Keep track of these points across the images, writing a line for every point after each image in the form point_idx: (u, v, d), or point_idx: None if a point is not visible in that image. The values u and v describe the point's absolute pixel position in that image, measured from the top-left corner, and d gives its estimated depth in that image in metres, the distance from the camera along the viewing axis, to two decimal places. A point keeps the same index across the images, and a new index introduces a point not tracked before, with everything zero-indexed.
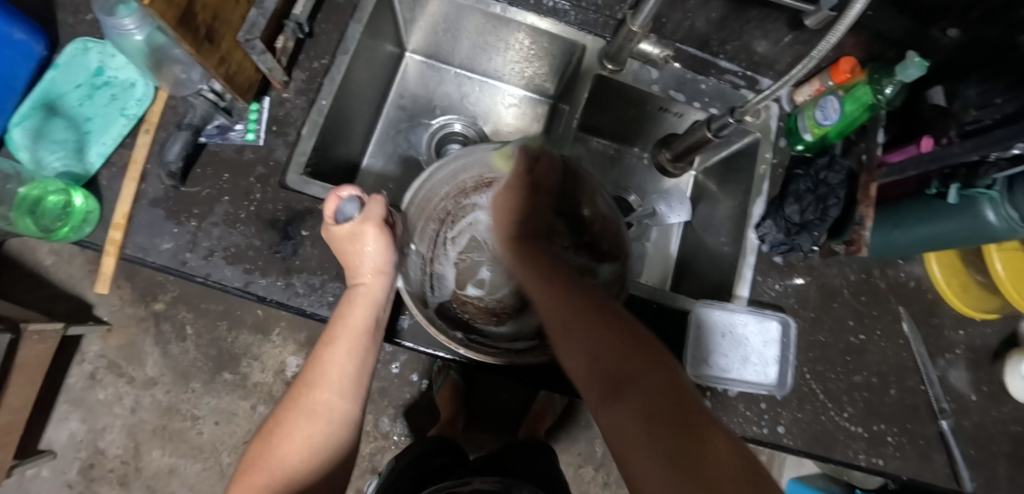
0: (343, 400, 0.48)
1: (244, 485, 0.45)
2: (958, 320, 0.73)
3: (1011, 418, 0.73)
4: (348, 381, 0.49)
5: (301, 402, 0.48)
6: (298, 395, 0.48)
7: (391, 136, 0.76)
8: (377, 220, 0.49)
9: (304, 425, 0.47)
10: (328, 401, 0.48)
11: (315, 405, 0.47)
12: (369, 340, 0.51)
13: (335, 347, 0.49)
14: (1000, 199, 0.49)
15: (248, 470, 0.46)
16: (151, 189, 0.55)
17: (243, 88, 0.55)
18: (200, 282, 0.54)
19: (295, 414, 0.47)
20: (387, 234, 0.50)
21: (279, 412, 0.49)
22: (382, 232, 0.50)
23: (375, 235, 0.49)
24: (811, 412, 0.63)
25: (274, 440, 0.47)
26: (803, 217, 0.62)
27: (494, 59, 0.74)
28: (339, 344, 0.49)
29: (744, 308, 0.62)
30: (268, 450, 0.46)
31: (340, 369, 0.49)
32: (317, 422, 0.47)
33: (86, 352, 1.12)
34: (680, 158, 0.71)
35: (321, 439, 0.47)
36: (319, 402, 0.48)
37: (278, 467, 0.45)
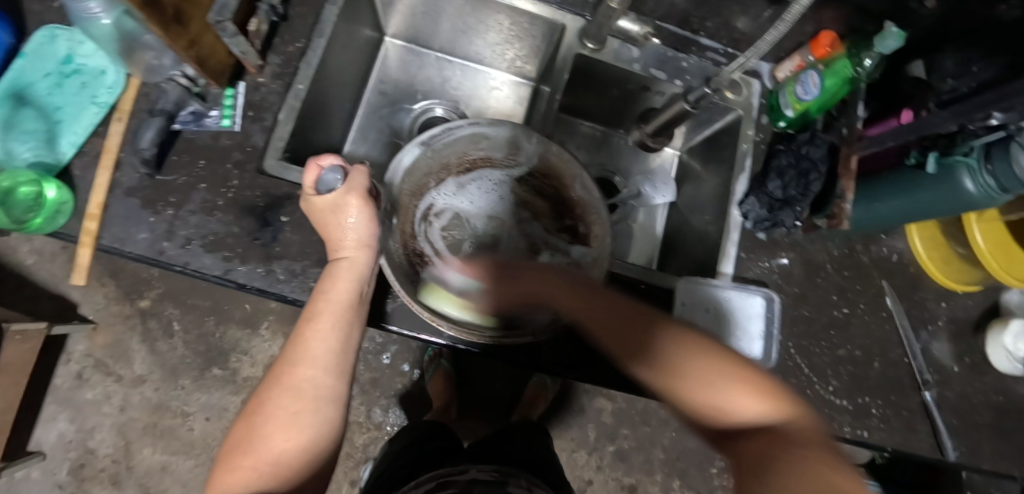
0: (330, 378, 0.47)
1: (231, 465, 0.44)
2: (941, 293, 0.74)
3: (993, 388, 0.74)
4: (332, 358, 0.48)
5: (286, 380, 0.46)
6: (279, 374, 0.47)
7: (373, 122, 0.75)
8: (362, 190, 0.48)
9: (290, 404, 0.46)
10: (313, 378, 0.46)
11: (299, 384, 0.46)
12: (354, 315, 0.50)
13: (318, 324, 0.48)
14: (978, 166, 0.49)
15: (232, 453, 0.45)
16: (126, 179, 0.54)
17: (216, 72, 0.54)
18: (179, 270, 0.53)
19: (279, 393, 0.46)
20: (372, 208, 0.49)
21: (262, 391, 0.47)
22: (367, 203, 0.49)
23: (359, 206, 0.48)
24: (797, 386, 0.64)
25: (258, 420, 0.46)
26: (785, 193, 0.62)
27: (474, 42, 0.73)
28: (324, 320, 0.48)
29: (728, 285, 0.62)
30: (252, 430, 0.45)
31: (325, 345, 0.48)
32: (302, 402, 0.46)
33: (72, 351, 1.10)
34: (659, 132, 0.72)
35: (310, 414, 0.46)
36: (304, 380, 0.46)
37: (264, 448, 0.44)
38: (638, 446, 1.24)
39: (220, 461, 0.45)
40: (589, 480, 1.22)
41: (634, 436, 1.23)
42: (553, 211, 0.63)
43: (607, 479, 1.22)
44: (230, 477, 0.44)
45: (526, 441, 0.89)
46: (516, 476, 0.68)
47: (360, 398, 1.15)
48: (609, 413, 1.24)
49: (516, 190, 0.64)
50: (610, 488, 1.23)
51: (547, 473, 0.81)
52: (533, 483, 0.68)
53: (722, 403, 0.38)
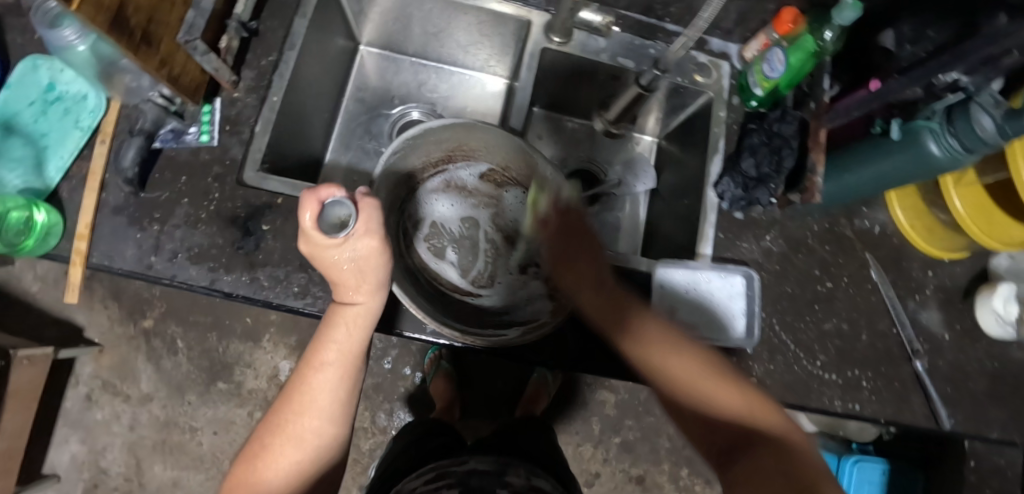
0: (333, 426, 0.50)
1: None
2: (927, 262, 0.74)
3: (986, 354, 0.74)
4: (335, 406, 0.50)
5: (288, 429, 0.48)
6: (282, 421, 0.49)
7: (354, 130, 0.77)
8: (379, 231, 0.47)
9: (292, 452, 0.48)
10: (316, 428, 0.49)
11: (303, 434, 0.48)
12: (358, 366, 0.51)
13: (325, 373, 0.49)
14: (942, 129, 0.49)
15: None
16: (112, 198, 0.56)
17: (190, 89, 0.55)
18: (167, 283, 0.55)
19: (281, 441, 0.48)
20: (385, 244, 0.49)
21: (263, 435, 0.49)
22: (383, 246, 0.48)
23: (375, 246, 0.47)
24: (783, 362, 0.64)
25: (260, 463, 0.48)
26: (759, 171, 0.63)
27: (446, 45, 0.75)
28: (330, 370, 0.49)
29: (707, 266, 0.63)
30: (254, 472, 0.48)
31: (329, 396, 0.49)
32: (306, 450, 0.48)
33: (80, 374, 1.12)
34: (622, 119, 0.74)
35: (310, 463, 0.49)
36: (309, 430, 0.49)
37: (267, 490, 0.46)
38: (643, 436, 1.24)
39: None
40: (595, 472, 1.22)
41: (639, 426, 1.23)
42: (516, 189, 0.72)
43: (614, 471, 1.23)
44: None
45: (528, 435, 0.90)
46: (515, 466, 0.69)
47: (364, 403, 1.17)
48: (612, 404, 1.24)
49: (487, 177, 0.72)
50: (617, 479, 1.23)
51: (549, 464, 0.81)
52: (532, 472, 0.68)
53: (722, 415, 0.39)
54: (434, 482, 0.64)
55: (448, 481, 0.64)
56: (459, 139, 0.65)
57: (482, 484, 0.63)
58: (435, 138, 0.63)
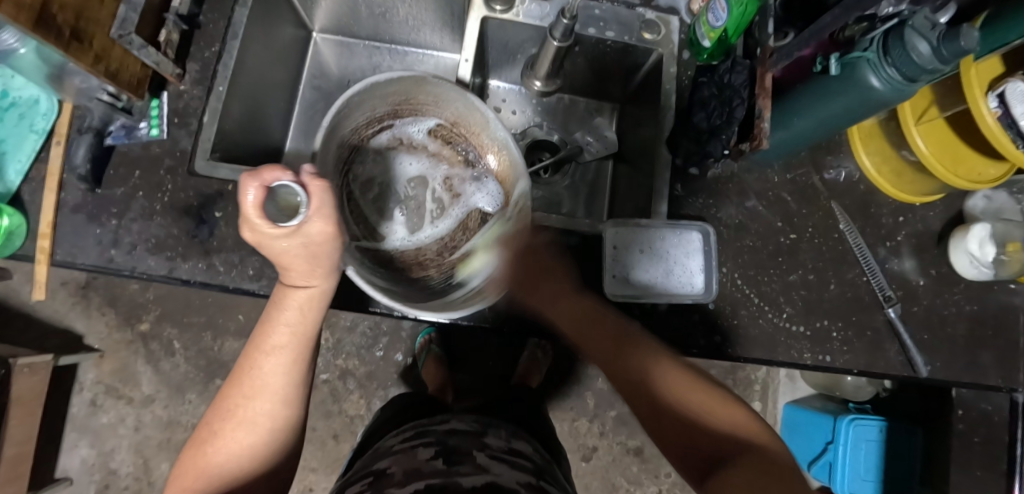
0: (287, 408, 0.48)
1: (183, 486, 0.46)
2: (896, 208, 0.73)
3: (964, 297, 0.73)
4: (288, 389, 0.48)
5: (239, 414, 0.47)
6: (231, 405, 0.47)
7: (312, 118, 0.77)
8: (334, 215, 0.43)
9: (245, 436, 0.47)
10: (269, 412, 0.47)
11: (256, 417, 0.47)
12: (309, 352, 0.50)
13: (275, 357, 0.47)
14: (878, 59, 0.48)
15: (183, 477, 0.46)
16: (70, 197, 0.58)
17: (132, 84, 0.56)
18: (129, 275, 0.57)
19: (231, 424, 0.47)
20: (341, 231, 0.45)
21: (212, 419, 0.47)
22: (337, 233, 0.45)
23: (327, 231, 0.43)
24: (747, 316, 0.64)
25: (209, 448, 0.46)
26: (711, 123, 0.62)
27: (395, 24, 0.75)
28: (281, 354, 0.47)
29: (661, 223, 0.62)
30: (203, 456, 0.46)
31: (282, 380, 0.48)
32: (258, 433, 0.47)
33: (83, 380, 1.16)
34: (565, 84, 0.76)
35: (263, 446, 0.47)
36: (261, 414, 0.47)
37: (215, 473, 0.45)
38: None
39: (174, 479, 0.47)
40: (593, 447, 1.23)
41: None
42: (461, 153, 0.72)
43: (612, 444, 1.24)
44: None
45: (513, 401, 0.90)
46: (495, 427, 0.69)
47: (359, 392, 1.19)
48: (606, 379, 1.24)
49: (434, 134, 0.71)
50: (615, 452, 1.24)
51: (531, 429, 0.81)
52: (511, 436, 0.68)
53: (697, 409, 0.47)
54: (412, 439, 0.62)
55: (427, 439, 0.61)
56: (407, 92, 0.64)
57: (460, 443, 0.60)
58: (386, 89, 0.62)
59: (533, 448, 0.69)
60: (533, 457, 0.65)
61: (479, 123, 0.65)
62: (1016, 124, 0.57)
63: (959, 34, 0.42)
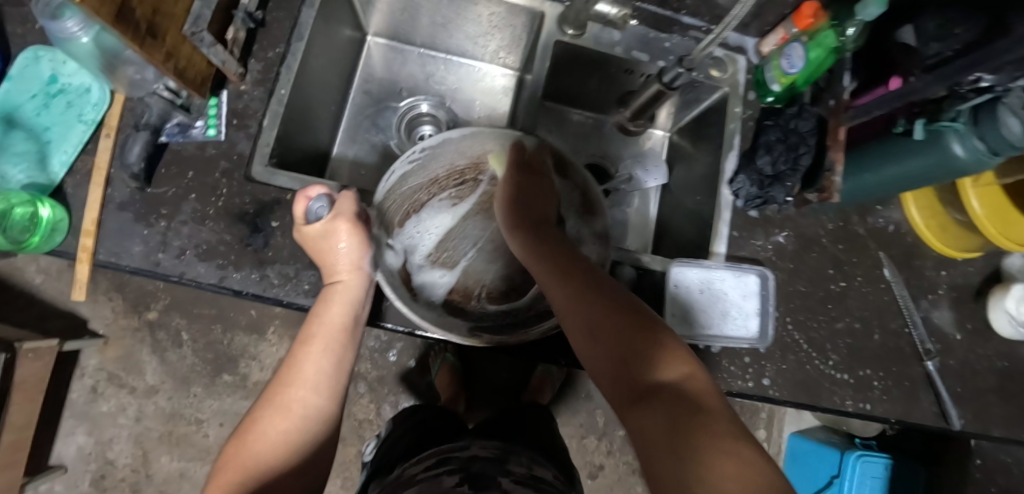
0: (320, 396, 0.47)
1: (217, 485, 0.42)
2: (940, 262, 0.73)
3: (997, 353, 0.72)
4: (325, 378, 0.48)
5: (276, 401, 0.46)
6: (272, 395, 0.46)
7: (360, 123, 0.75)
8: (350, 216, 0.51)
9: (280, 425, 0.45)
10: (304, 399, 0.46)
11: (291, 404, 0.46)
12: (347, 336, 0.50)
13: (312, 343, 0.48)
14: (966, 130, 0.48)
15: (220, 473, 0.43)
16: (118, 194, 0.55)
17: (196, 82, 0.54)
18: (175, 281, 0.54)
19: (269, 414, 0.45)
20: (361, 232, 0.52)
21: (253, 412, 0.46)
22: (354, 228, 0.51)
23: (349, 230, 0.50)
24: (795, 361, 0.64)
25: (248, 439, 0.44)
26: (775, 168, 0.62)
27: (455, 35, 0.74)
28: (318, 339, 0.49)
29: (721, 265, 0.63)
30: (242, 449, 0.44)
31: (317, 366, 0.48)
32: (292, 421, 0.45)
33: (85, 366, 1.12)
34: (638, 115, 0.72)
35: (299, 437, 0.45)
36: (296, 400, 0.46)
37: (254, 464, 0.42)
38: None
39: (208, 486, 0.43)
40: (600, 464, 1.21)
41: None
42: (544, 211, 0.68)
43: (618, 463, 1.21)
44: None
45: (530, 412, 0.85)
46: (515, 452, 0.63)
47: (369, 395, 1.16)
48: None
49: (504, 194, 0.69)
50: (620, 471, 1.21)
51: (555, 448, 0.76)
52: (533, 461, 0.63)
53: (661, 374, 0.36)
54: (435, 468, 0.58)
55: (450, 467, 0.58)
56: (482, 143, 0.65)
57: (484, 469, 0.57)
58: (459, 145, 0.64)
59: (555, 473, 0.63)
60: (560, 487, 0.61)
61: (562, 162, 0.63)
62: None
63: None
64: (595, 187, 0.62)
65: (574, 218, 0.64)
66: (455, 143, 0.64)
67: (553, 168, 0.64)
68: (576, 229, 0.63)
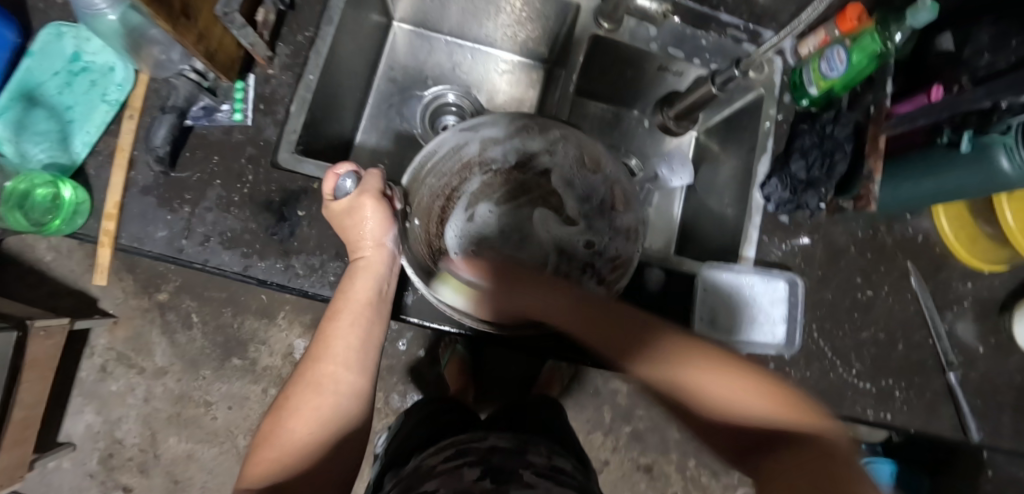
0: (350, 372, 0.47)
1: (257, 459, 0.43)
2: (967, 273, 0.71)
3: (1016, 368, 0.71)
4: (354, 354, 0.48)
5: (307, 376, 0.46)
6: (304, 371, 0.47)
7: (384, 111, 0.74)
8: (374, 191, 0.49)
9: (313, 399, 0.45)
10: (334, 374, 0.46)
11: (321, 378, 0.46)
12: (373, 311, 0.51)
13: (340, 320, 0.49)
14: (1014, 143, 0.47)
15: (259, 447, 0.44)
16: (141, 177, 0.54)
17: (226, 66, 0.53)
18: (198, 268, 0.53)
19: (301, 389, 0.46)
20: (384, 207, 0.50)
21: (286, 389, 0.47)
22: (379, 203, 0.50)
23: (373, 207, 0.50)
24: (819, 369, 0.63)
25: (284, 414, 0.45)
26: (809, 174, 0.61)
27: (484, 24, 0.72)
28: (344, 316, 0.49)
29: (750, 270, 0.62)
30: (277, 424, 0.44)
31: (345, 342, 0.48)
32: (323, 394, 0.45)
33: (94, 345, 1.12)
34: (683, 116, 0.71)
35: (330, 412, 0.45)
36: (325, 374, 0.46)
37: (289, 438, 0.43)
38: (655, 427, 1.21)
39: (247, 460, 0.44)
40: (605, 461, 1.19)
41: (650, 417, 1.20)
42: (580, 198, 0.60)
43: (623, 459, 1.19)
44: (256, 467, 0.42)
45: (536, 405, 0.83)
46: (536, 444, 0.59)
47: (378, 384, 1.16)
48: (625, 395, 1.21)
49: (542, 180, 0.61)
50: (625, 467, 1.20)
51: (568, 441, 0.73)
52: (554, 451, 0.59)
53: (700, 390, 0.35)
54: (455, 459, 0.55)
55: (470, 457, 0.54)
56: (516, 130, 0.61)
57: (505, 462, 0.53)
58: (487, 135, 0.60)
59: (578, 467, 0.60)
60: (583, 479, 0.56)
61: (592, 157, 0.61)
62: None
63: None
64: (624, 182, 0.61)
65: (593, 210, 0.60)
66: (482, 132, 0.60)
67: (585, 160, 0.61)
68: (580, 213, 0.59)
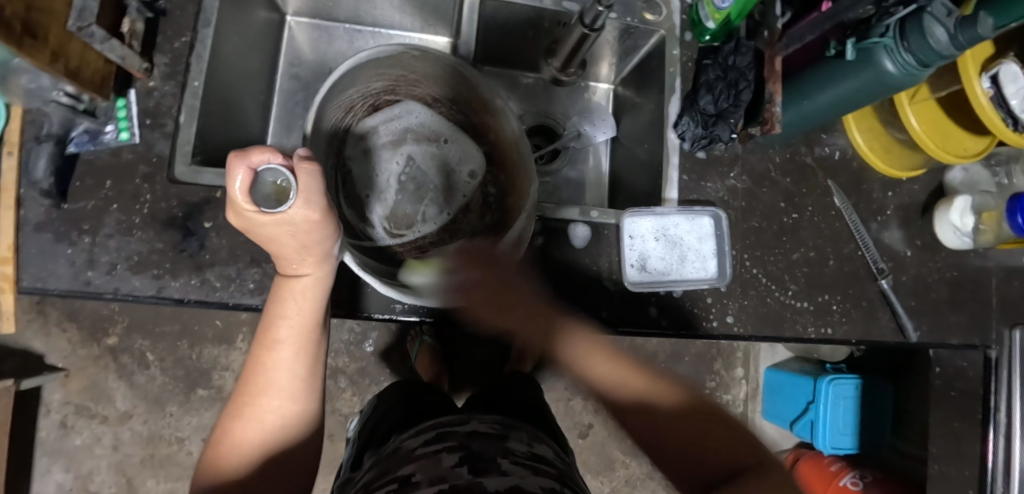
0: (294, 404, 0.45)
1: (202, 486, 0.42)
2: (886, 182, 0.72)
3: (946, 265, 0.71)
4: (296, 384, 0.45)
5: (248, 411, 0.43)
6: (242, 400, 0.44)
7: (293, 111, 0.72)
8: (323, 204, 0.38)
9: (254, 433, 0.43)
10: (277, 408, 0.44)
11: (261, 414, 0.43)
12: (318, 336, 0.46)
13: (279, 351, 0.44)
14: (895, 45, 0.49)
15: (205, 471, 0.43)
16: (32, 214, 0.51)
17: (95, 83, 0.51)
18: (110, 298, 0.51)
19: (242, 422, 0.43)
20: (330, 214, 0.39)
21: (228, 415, 0.44)
22: (327, 214, 0.39)
23: (319, 221, 0.38)
24: (755, 296, 0.64)
25: (226, 445, 0.43)
26: (717, 106, 0.62)
27: (378, 6, 0.71)
28: (284, 348, 0.44)
29: (674, 210, 0.63)
30: (219, 451, 0.43)
31: (289, 374, 0.45)
32: (267, 431, 0.44)
33: (49, 401, 1.07)
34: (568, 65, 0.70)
35: (278, 444, 0.44)
36: (268, 410, 0.44)
37: (230, 475, 0.42)
38: None
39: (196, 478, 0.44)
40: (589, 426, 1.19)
41: None
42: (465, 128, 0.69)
43: (606, 420, 1.20)
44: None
45: (521, 395, 0.77)
46: (518, 430, 0.55)
47: (351, 389, 1.14)
48: None
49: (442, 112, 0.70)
50: (610, 427, 1.20)
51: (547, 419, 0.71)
52: (536, 437, 0.55)
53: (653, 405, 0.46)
54: (434, 443, 0.50)
55: (449, 442, 0.49)
56: (404, 64, 0.61)
57: (485, 450, 0.47)
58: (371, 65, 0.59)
59: (560, 452, 0.56)
60: (563, 465, 0.52)
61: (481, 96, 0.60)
62: (1007, 104, 0.56)
63: (976, 21, 0.44)
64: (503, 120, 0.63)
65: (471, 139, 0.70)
66: (363, 69, 0.58)
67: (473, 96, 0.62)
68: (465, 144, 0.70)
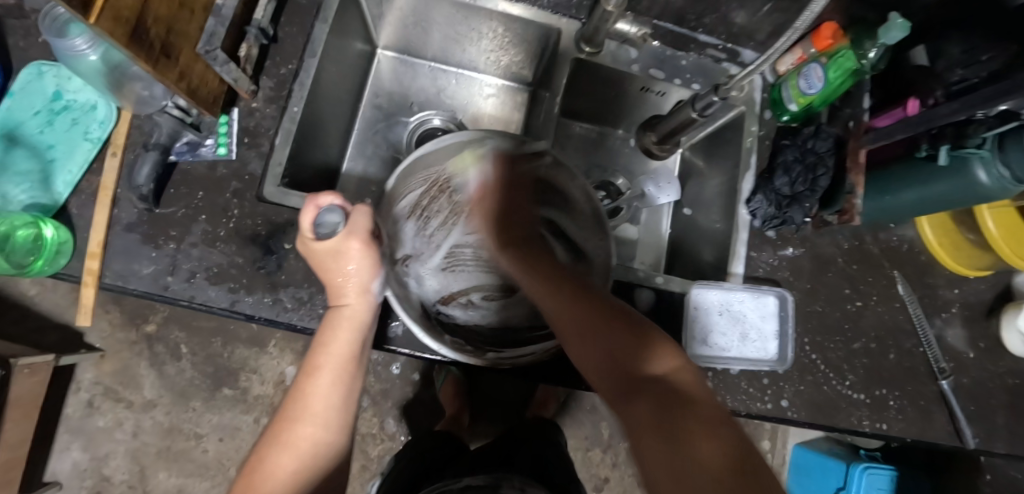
0: (330, 434, 0.44)
1: None
2: (952, 280, 0.71)
3: (1009, 372, 0.69)
4: (333, 414, 0.45)
5: (283, 438, 0.43)
6: (278, 430, 0.43)
7: (370, 138, 0.74)
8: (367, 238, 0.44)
9: (287, 463, 0.42)
10: (313, 436, 0.43)
11: (298, 441, 0.43)
12: (355, 367, 0.47)
13: (318, 378, 0.45)
14: (992, 157, 0.49)
15: None
16: (124, 214, 0.53)
17: (208, 101, 0.53)
18: (184, 305, 0.52)
19: (274, 450, 0.42)
20: (375, 249, 0.45)
21: (261, 449, 0.43)
22: (369, 247, 0.44)
23: (362, 251, 0.44)
24: (812, 383, 0.63)
25: (256, 477, 0.41)
26: (793, 189, 0.62)
27: (467, 50, 0.73)
28: (324, 374, 0.45)
29: (739, 286, 0.63)
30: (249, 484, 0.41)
31: (326, 401, 0.44)
32: (301, 459, 0.42)
33: (81, 380, 1.09)
34: (665, 140, 0.73)
35: (307, 476, 0.42)
36: (303, 437, 0.43)
37: None
38: None
39: None
40: (604, 479, 1.16)
41: None
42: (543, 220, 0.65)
43: (623, 476, 1.16)
44: None
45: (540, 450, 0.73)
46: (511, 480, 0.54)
47: (371, 409, 1.13)
48: None
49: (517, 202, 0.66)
50: (626, 484, 1.17)
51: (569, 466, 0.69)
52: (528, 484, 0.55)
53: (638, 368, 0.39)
54: None
55: None
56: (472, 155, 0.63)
57: None
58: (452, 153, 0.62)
59: None
60: None
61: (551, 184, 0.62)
62: None
63: None
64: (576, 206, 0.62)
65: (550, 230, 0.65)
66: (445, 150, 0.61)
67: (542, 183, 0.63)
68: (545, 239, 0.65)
